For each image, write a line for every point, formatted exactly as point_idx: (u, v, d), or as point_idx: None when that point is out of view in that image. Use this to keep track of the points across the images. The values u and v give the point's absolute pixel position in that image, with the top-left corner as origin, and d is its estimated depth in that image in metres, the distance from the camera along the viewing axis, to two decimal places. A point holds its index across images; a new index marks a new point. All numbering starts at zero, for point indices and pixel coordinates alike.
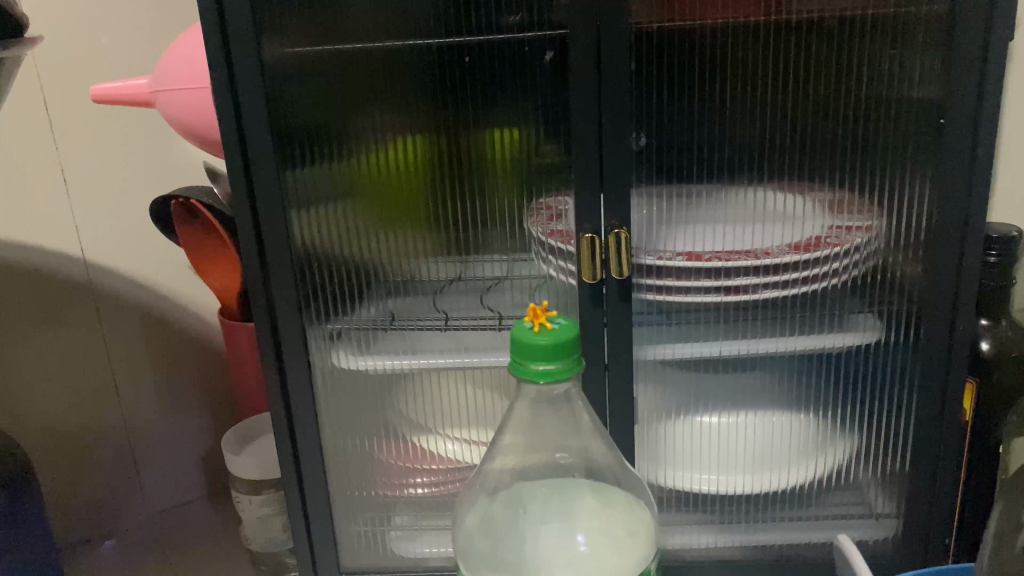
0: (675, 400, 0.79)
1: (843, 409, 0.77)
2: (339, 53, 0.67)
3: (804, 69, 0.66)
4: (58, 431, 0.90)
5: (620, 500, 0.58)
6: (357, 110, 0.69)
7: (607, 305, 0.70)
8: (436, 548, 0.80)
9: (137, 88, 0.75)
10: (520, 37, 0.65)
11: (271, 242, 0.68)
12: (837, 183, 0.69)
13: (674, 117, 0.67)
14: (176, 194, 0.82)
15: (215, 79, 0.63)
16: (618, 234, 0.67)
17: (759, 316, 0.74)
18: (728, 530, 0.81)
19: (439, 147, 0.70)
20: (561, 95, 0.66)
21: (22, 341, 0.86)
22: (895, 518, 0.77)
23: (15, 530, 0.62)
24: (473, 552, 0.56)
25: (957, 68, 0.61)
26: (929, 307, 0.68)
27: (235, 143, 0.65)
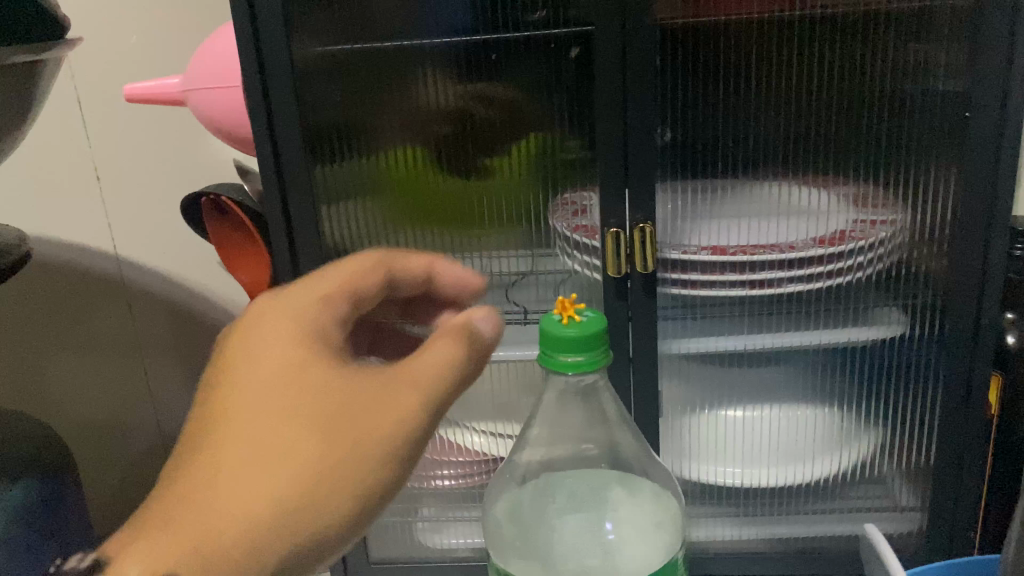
0: (699, 393, 0.80)
1: (865, 401, 0.78)
2: (367, 51, 0.69)
3: (827, 63, 0.67)
4: (90, 425, 0.91)
5: (646, 490, 0.58)
6: (385, 107, 0.71)
7: (631, 298, 0.70)
8: (463, 539, 0.82)
9: (168, 88, 0.76)
10: (545, 34, 0.66)
11: (301, 238, 0.69)
12: (859, 176, 0.70)
13: (696, 113, 0.68)
14: (208, 191, 0.84)
15: (245, 77, 0.64)
16: (643, 228, 0.67)
17: (782, 310, 0.74)
18: (752, 522, 0.82)
19: (465, 142, 0.72)
20: (585, 90, 0.66)
21: (58, 335, 0.87)
22: (918, 511, 0.77)
23: (56, 520, 0.63)
24: (503, 541, 0.57)
25: (984, 62, 0.60)
26: (954, 302, 0.68)
27: (264, 140, 0.66)
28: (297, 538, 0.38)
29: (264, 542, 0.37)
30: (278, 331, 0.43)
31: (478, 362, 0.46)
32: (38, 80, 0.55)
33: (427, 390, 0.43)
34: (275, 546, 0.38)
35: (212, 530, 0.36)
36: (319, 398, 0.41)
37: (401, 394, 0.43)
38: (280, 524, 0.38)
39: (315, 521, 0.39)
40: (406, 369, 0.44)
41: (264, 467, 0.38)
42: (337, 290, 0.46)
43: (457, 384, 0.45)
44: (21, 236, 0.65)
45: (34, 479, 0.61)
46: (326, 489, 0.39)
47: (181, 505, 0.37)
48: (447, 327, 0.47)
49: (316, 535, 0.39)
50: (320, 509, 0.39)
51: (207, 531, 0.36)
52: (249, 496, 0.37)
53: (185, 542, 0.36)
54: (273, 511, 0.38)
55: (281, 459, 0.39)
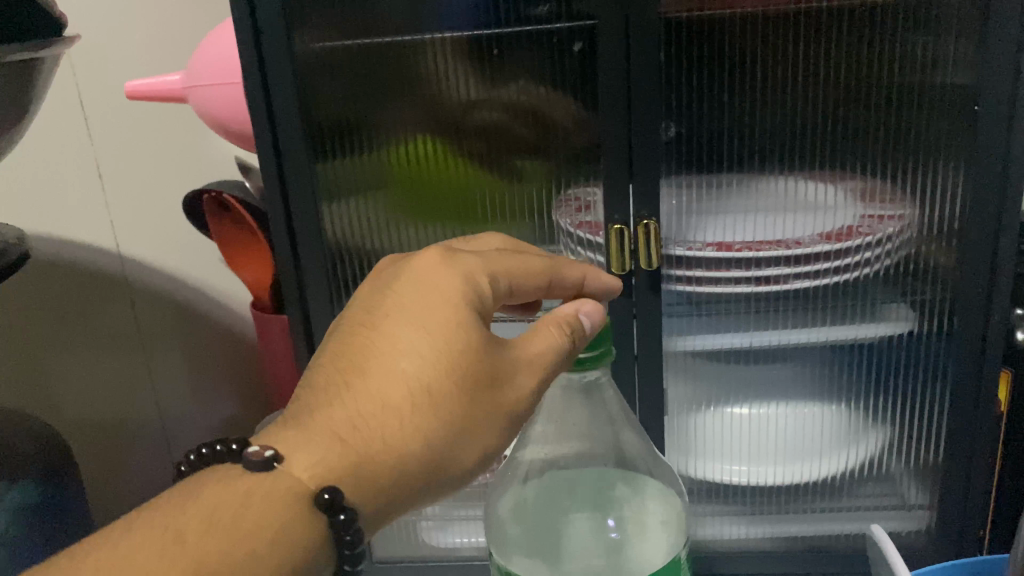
0: (705, 391, 0.79)
1: (876, 399, 0.77)
2: (367, 47, 0.68)
3: (835, 57, 0.65)
4: (96, 426, 0.88)
5: (651, 487, 0.58)
6: (386, 103, 0.70)
7: (636, 295, 0.70)
8: (467, 538, 0.82)
9: (168, 84, 0.76)
10: (549, 28, 0.65)
11: (302, 234, 0.70)
12: (868, 171, 0.69)
13: (701, 108, 0.67)
14: (207, 188, 0.83)
15: (247, 74, 0.64)
16: (647, 225, 0.66)
17: (790, 306, 0.73)
18: (759, 521, 0.81)
19: (466, 139, 0.71)
20: (589, 85, 0.66)
21: (63, 335, 0.84)
22: (927, 509, 0.77)
23: (57, 519, 0.63)
24: (506, 540, 0.56)
25: (993, 55, 0.60)
26: (962, 298, 0.67)
27: (266, 137, 0.66)
28: (428, 479, 0.46)
29: (405, 474, 0.45)
30: (444, 286, 0.48)
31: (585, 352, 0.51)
32: (35, 78, 0.54)
33: (547, 367, 0.49)
34: (413, 482, 0.45)
35: (367, 461, 0.44)
36: (462, 356, 0.46)
37: (530, 370, 0.49)
38: (419, 464, 0.45)
39: (449, 460, 0.46)
40: (534, 346, 0.49)
41: (415, 409, 0.45)
42: (482, 268, 0.50)
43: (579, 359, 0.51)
44: (20, 234, 0.64)
45: (34, 478, 0.61)
46: (457, 437, 0.46)
47: (345, 434, 0.45)
48: (565, 314, 0.50)
49: (443, 476, 0.46)
50: (454, 454, 0.46)
51: (367, 463, 0.44)
52: (402, 434, 0.45)
53: (347, 467, 0.44)
54: (417, 451, 0.45)
55: (428, 406, 0.45)
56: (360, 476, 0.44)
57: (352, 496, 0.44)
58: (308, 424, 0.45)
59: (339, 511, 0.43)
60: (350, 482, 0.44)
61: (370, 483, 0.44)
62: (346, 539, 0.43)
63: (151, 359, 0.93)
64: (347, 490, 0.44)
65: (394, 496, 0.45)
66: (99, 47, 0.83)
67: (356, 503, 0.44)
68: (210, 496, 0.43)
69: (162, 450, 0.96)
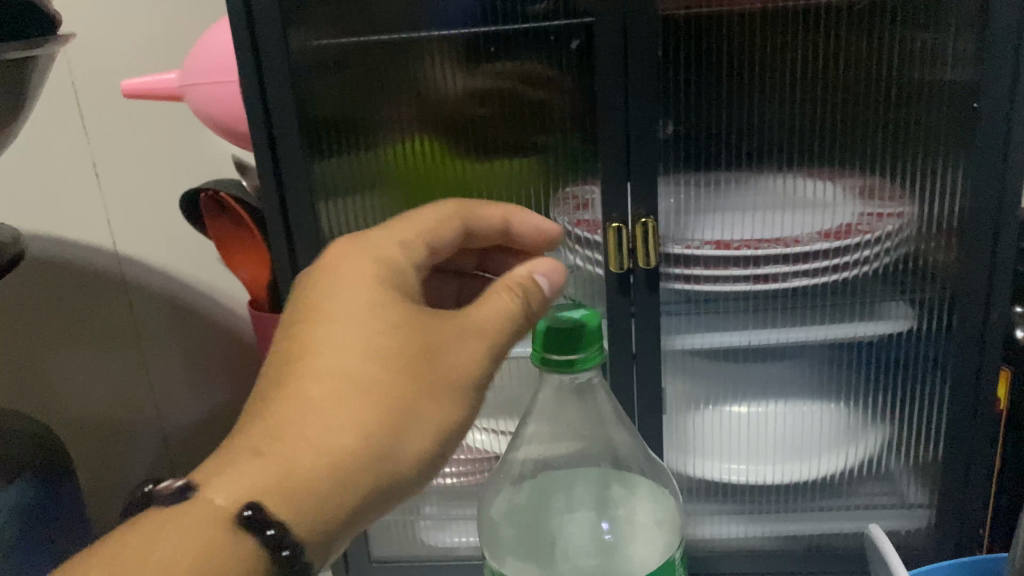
0: (703, 390, 0.79)
1: (873, 398, 0.77)
2: (363, 44, 0.67)
3: (833, 53, 0.65)
4: (95, 425, 0.88)
5: (645, 488, 0.57)
6: (382, 102, 0.70)
7: (633, 293, 0.69)
8: (464, 537, 0.82)
9: (164, 82, 0.75)
10: (546, 25, 0.65)
11: (299, 235, 0.70)
12: (867, 169, 0.68)
13: (700, 105, 0.67)
14: (205, 187, 0.82)
15: (243, 72, 0.64)
16: (646, 222, 0.66)
17: (788, 304, 0.73)
18: (758, 520, 0.81)
19: (463, 138, 0.70)
20: (587, 83, 0.65)
21: (59, 338, 0.83)
22: (927, 508, 0.76)
23: (55, 519, 0.63)
24: (500, 541, 0.56)
25: (993, 52, 0.59)
26: (961, 295, 0.67)
27: (263, 135, 0.66)
28: (377, 473, 0.43)
29: (351, 471, 0.42)
30: (357, 277, 0.47)
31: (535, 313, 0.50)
32: (30, 76, 0.54)
33: (491, 336, 0.48)
34: (360, 477, 0.42)
35: (304, 461, 0.41)
36: (380, 338, 0.45)
37: (474, 338, 0.47)
38: (366, 454, 0.43)
39: (396, 447, 0.44)
40: (477, 315, 0.48)
41: (353, 400, 0.43)
42: (396, 254, 0.50)
43: (526, 324, 0.50)
44: (16, 233, 0.64)
45: (31, 477, 0.61)
46: (404, 421, 0.44)
47: (278, 438, 0.42)
48: (507, 279, 0.50)
49: (394, 466, 0.44)
50: (401, 439, 0.44)
51: (303, 466, 0.41)
52: (341, 426, 0.42)
53: (280, 476, 0.41)
54: (360, 442, 0.42)
55: (365, 391, 0.43)
56: (289, 489, 0.41)
57: (287, 505, 0.41)
58: (235, 440, 0.43)
59: (269, 523, 0.40)
60: (286, 490, 0.41)
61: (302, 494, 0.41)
62: (283, 550, 0.40)
63: (149, 358, 0.93)
64: (281, 503, 0.41)
65: (340, 497, 0.42)
66: (96, 45, 0.82)
67: (293, 512, 0.41)
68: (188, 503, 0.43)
69: (160, 449, 0.96)
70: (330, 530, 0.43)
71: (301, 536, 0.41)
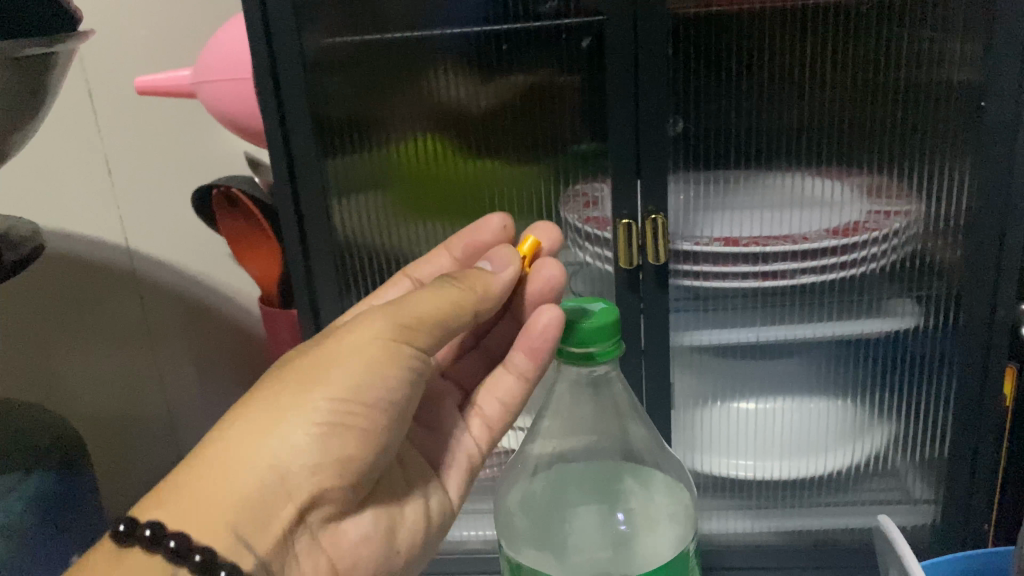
0: (710, 386, 0.80)
1: (878, 394, 0.78)
2: (375, 42, 0.68)
3: (841, 53, 0.66)
4: (107, 420, 0.88)
5: (658, 481, 0.58)
6: (392, 99, 0.70)
7: (643, 290, 0.70)
8: (474, 531, 0.83)
9: (177, 79, 0.76)
10: (557, 24, 0.65)
11: (312, 232, 0.70)
12: (874, 167, 0.69)
13: (710, 103, 0.68)
14: (217, 183, 0.83)
15: (257, 69, 0.65)
16: (655, 219, 0.67)
17: (796, 301, 0.74)
18: (765, 516, 0.82)
19: (473, 135, 0.71)
20: (598, 81, 0.66)
21: (70, 333, 0.84)
22: (933, 503, 0.77)
23: (73, 510, 0.64)
24: (514, 532, 0.56)
25: (1000, 52, 0.60)
26: (968, 292, 0.68)
27: (277, 132, 0.67)
28: (268, 460, 0.43)
29: (233, 467, 0.43)
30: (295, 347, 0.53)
31: (470, 284, 0.51)
32: (51, 73, 0.55)
33: (420, 311, 0.48)
34: (243, 469, 0.43)
35: (185, 474, 0.43)
36: (297, 354, 0.49)
37: (396, 314, 0.48)
38: (246, 446, 0.43)
39: (286, 430, 0.44)
40: (407, 300, 0.49)
41: (236, 410, 0.45)
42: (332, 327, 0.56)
43: (465, 295, 0.50)
44: (34, 228, 0.65)
45: (47, 471, 0.61)
46: (291, 404, 0.45)
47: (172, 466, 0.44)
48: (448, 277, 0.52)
49: (286, 451, 0.44)
50: (289, 422, 0.44)
51: (185, 478, 0.43)
52: (217, 434, 0.44)
53: (183, 488, 0.43)
54: (238, 439, 0.44)
55: (252, 398, 0.46)
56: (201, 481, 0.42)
57: (166, 514, 0.41)
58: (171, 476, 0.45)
59: (142, 527, 0.40)
60: (166, 503, 0.42)
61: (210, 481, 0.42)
62: (168, 543, 0.40)
63: (160, 353, 0.93)
64: (166, 514, 0.41)
65: (229, 494, 0.42)
66: (109, 43, 0.83)
67: (174, 516, 0.41)
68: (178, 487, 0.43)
69: (171, 444, 0.96)
70: (230, 524, 0.42)
71: (192, 535, 0.41)
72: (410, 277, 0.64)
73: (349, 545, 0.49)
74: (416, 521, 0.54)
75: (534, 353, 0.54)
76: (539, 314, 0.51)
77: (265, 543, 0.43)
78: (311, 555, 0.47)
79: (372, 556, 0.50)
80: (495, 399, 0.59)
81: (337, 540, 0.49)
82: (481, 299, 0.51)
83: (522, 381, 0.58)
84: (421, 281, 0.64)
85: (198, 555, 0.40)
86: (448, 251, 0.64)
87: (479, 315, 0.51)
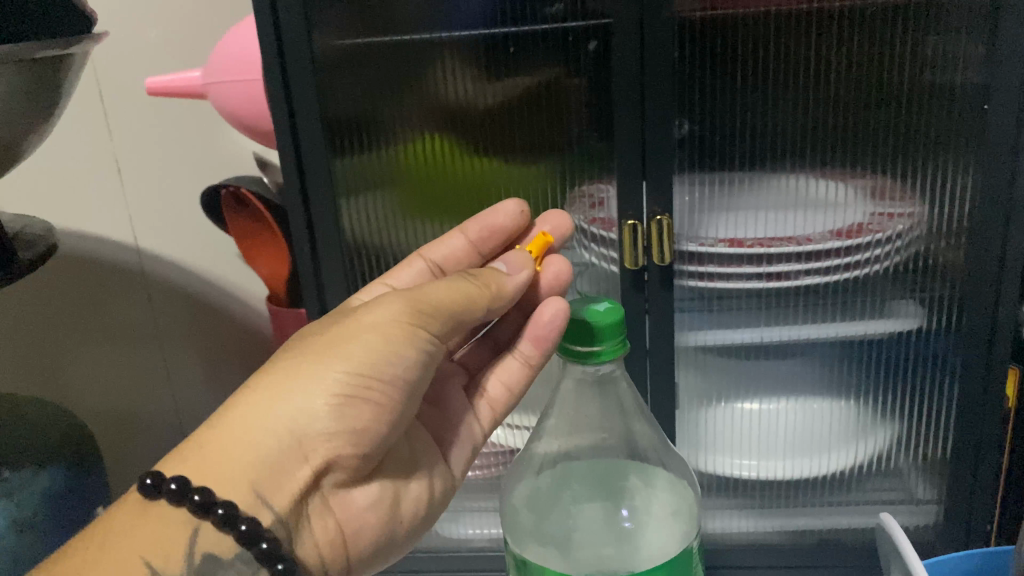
0: (715, 386, 0.81)
1: (881, 395, 0.78)
2: (384, 44, 0.69)
3: (846, 56, 0.66)
4: (115, 417, 0.89)
5: (662, 479, 0.59)
6: (400, 100, 0.71)
7: (648, 290, 0.71)
8: (479, 529, 0.83)
9: (188, 80, 0.77)
10: (564, 27, 0.66)
11: (321, 232, 0.71)
12: (879, 170, 0.70)
13: (715, 105, 0.68)
14: (226, 183, 0.84)
15: (268, 70, 0.66)
16: (660, 220, 0.68)
17: (800, 302, 0.74)
18: (768, 515, 0.82)
19: (481, 136, 0.72)
20: (604, 83, 0.67)
21: (80, 331, 0.84)
22: (935, 504, 0.77)
23: (84, 506, 0.64)
24: (519, 528, 0.57)
25: (1004, 56, 0.61)
26: (971, 294, 0.68)
27: (287, 132, 0.68)
28: (283, 423, 0.46)
29: (254, 427, 0.46)
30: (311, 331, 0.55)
31: (484, 280, 0.52)
32: (66, 74, 0.55)
33: (436, 299, 0.50)
34: (262, 428, 0.46)
35: (211, 434, 0.47)
36: (315, 333, 0.51)
37: (414, 301, 0.49)
38: (265, 409, 0.46)
39: (303, 396, 0.47)
40: (423, 289, 0.51)
41: (262, 377, 0.48)
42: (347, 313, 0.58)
43: (480, 292, 0.51)
44: (47, 227, 0.65)
45: (59, 466, 0.62)
46: (309, 373, 0.47)
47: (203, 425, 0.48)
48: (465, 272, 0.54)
49: (301, 416, 0.46)
50: (305, 389, 0.47)
51: (211, 438, 0.47)
52: (242, 397, 0.47)
53: (205, 455, 0.46)
54: (255, 406, 0.47)
55: (277, 367, 0.48)
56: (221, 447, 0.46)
57: (191, 468, 0.45)
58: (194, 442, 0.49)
59: (167, 481, 0.44)
60: (195, 459, 0.46)
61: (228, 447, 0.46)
62: (191, 497, 0.44)
63: (168, 351, 0.94)
64: (189, 469, 0.45)
65: (250, 452, 0.46)
66: (121, 45, 0.84)
67: (198, 474, 0.45)
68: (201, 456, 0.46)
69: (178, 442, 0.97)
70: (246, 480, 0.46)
71: (214, 487, 0.45)
72: (423, 259, 0.65)
73: (356, 512, 0.52)
74: (418, 497, 0.56)
75: (540, 343, 0.57)
76: (545, 307, 0.55)
77: (281, 500, 0.47)
78: (319, 518, 0.50)
79: (376, 525, 0.53)
80: (500, 382, 0.61)
81: (347, 508, 0.51)
82: (496, 297, 0.52)
83: (525, 367, 0.60)
84: (436, 265, 0.65)
85: (218, 508, 0.44)
86: (465, 235, 0.64)
87: (493, 310, 0.53)
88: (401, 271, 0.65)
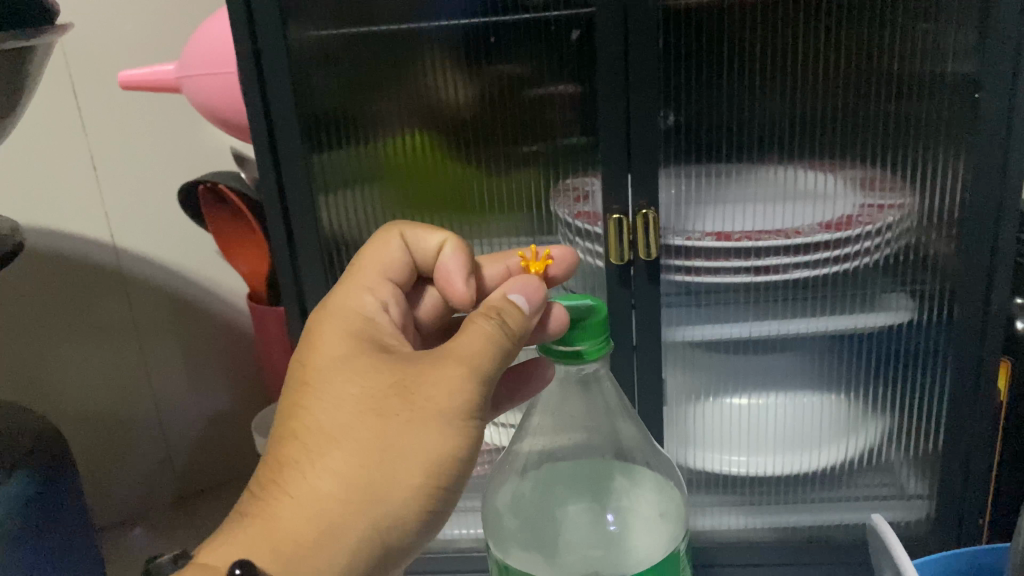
0: (704, 381, 0.80)
1: (874, 388, 0.77)
2: (363, 35, 0.67)
3: (832, 45, 0.65)
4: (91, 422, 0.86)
5: (649, 481, 0.57)
6: (381, 96, 0.69)
7: (634, 285, 0.69)
8: (466, 529, 0.82)
9: (163, 74, 0.75)
10: (546, 16, 0.64)
11: (300, 228, 0.69)
12: (867, 160, 0.68)
13: (701, 95, 0.67)
14: (204, 178, 0.82)
15: (242, 62, 0.64)
16: (647, 213, 0.66)
17: (789, 296, 0.73)
18: (758, 511, 0.81)
19: (461, 130, 0.70)
20: (587, 72, 0.65)
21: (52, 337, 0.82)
22: (927, 499, 0.77)
23: (53, 513, 0.62)
24: (503, 533, 0.55)
25: (994, 44, 0.59)
26: (962, 286, 0.67)
27: (261, 126, 0.66)
28: (328, 502, 0.43)
29: (297, 510, 0.43)
30: (335, 340, 0.49)
31: (515, 335, 0.47)
32: (27, 66, 0.53)
33: (477, 361, 0.45)
34: (314, 505, 0.43)
35: (265, 509, 0.43)
36: (349, 383, 0.46)
37: (446, 367, 0.45)
38: (312, 493, 0.43)
39: (354, 460, 0.43)
40: (456, 349, 0.46)
41: (304, 432, 0.45)
42: (342, 324, 0.50)
43: (510, 346, 0.47)
44: (13, 225, 0.63)
45: (28, 471, 0.60)
46: (358, 444, 0.44)
47: (251, 491, 0.45)
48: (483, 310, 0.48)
49: (345, 487, 0.43)
50: (356, 459, 0.43)
51: (263, 510, 0.43)
52: (297, 462, 0.44)
53: (250, 540, 0.42)
54: (306, 490, 0.43)
55: (311, 410, 0.46)
56: (259, 539, 0.42)
57: (248, 544, 0.42)
58: (241, 507, 0.45)
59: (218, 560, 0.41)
60: (250, 538, 0.43)
61: (265, 543, 0.42)
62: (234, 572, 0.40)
63: (147, 352, 0.92)
64: (241, 547, 0.42)
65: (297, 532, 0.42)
66: (91, 35, 0.81)
67: (228, 547, 0.43)
68: (248, 527, 0.43)
69: (161, 444, 0.95)
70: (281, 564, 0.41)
71: (268, 569, 0.41)
72: (405, 240, 0.57)
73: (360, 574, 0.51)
74: None
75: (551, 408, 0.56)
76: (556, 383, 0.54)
77: None
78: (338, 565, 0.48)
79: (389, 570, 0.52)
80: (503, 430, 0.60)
81: None
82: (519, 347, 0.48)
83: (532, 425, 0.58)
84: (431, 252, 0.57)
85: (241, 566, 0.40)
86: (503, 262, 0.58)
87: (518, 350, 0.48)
88: (390, 248, 0.57)
